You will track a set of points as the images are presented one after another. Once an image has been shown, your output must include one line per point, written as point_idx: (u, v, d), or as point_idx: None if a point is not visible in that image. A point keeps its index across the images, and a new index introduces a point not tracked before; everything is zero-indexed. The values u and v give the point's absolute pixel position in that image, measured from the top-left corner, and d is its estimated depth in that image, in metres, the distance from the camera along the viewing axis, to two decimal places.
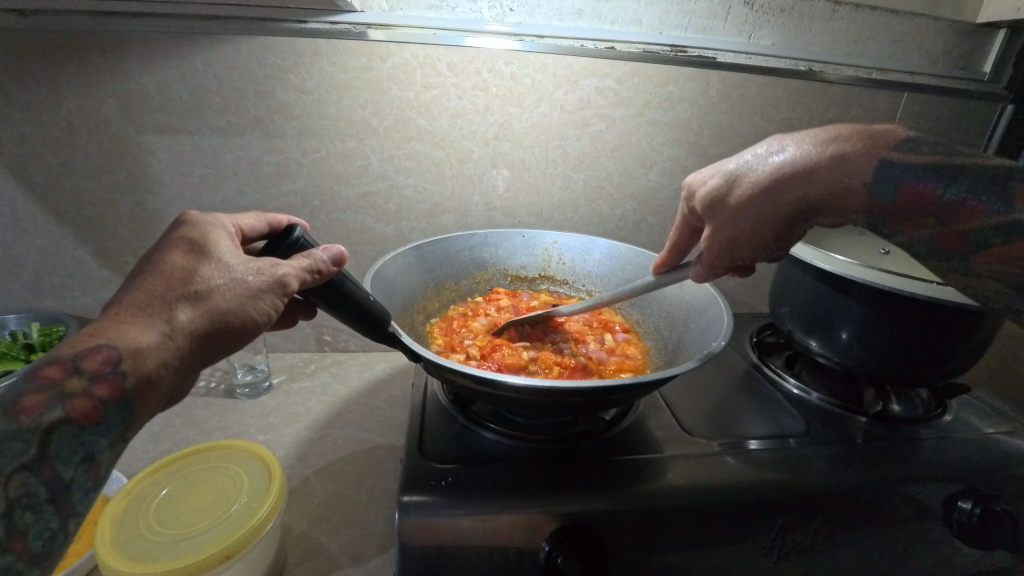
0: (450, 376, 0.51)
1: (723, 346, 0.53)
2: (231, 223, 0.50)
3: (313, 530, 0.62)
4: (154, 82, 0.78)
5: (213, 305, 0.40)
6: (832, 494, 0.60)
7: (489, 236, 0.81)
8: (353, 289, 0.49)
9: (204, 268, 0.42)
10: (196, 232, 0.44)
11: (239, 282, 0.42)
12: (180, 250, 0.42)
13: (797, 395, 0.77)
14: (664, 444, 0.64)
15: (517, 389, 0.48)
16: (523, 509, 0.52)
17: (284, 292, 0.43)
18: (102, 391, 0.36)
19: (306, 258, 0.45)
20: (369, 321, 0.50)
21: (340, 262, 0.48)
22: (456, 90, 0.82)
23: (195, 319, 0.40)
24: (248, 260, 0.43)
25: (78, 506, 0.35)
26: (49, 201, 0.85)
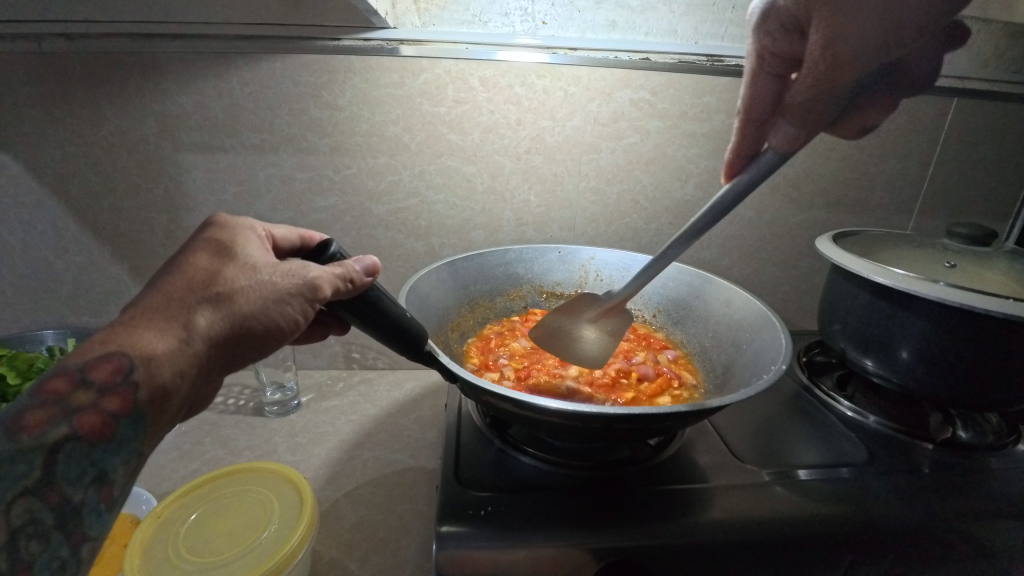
0: (488, 399, 0.49)
1: (784, 370, 0.50)
2: (261, 228, 0.48)
3: (342, 557, 0.60)
4: (190, 101, 0.79)
5: (234, 309, 0.39)
6: (900, 529, 0.55)
7: (524, 252, 0.79)
8: (389, 306, 0.47)
9: (229, 269, 0.40)
10: (225, 233, 0.43)
11: (265, 285, 0.40)
12: (205, 250, 0.41)
13: (853, 418, 0.72)
14: (713, 473, 0.60)
15: (562, 415, 0.45)
16: (563, 542, 0.49)
17: (312, 297, 0.41)
18: (112, 405, 0.34)
19: (339, 266, 0.43)
20: (404, 338, 0.48)
21: (373, 272, 0.46)
22: (488, 104, 0.81)
23: (215, 324, 0.38)
24: (276, 264, 0.42)
25: (90, 530, 0.33)
26: (88, 219, 0.86)
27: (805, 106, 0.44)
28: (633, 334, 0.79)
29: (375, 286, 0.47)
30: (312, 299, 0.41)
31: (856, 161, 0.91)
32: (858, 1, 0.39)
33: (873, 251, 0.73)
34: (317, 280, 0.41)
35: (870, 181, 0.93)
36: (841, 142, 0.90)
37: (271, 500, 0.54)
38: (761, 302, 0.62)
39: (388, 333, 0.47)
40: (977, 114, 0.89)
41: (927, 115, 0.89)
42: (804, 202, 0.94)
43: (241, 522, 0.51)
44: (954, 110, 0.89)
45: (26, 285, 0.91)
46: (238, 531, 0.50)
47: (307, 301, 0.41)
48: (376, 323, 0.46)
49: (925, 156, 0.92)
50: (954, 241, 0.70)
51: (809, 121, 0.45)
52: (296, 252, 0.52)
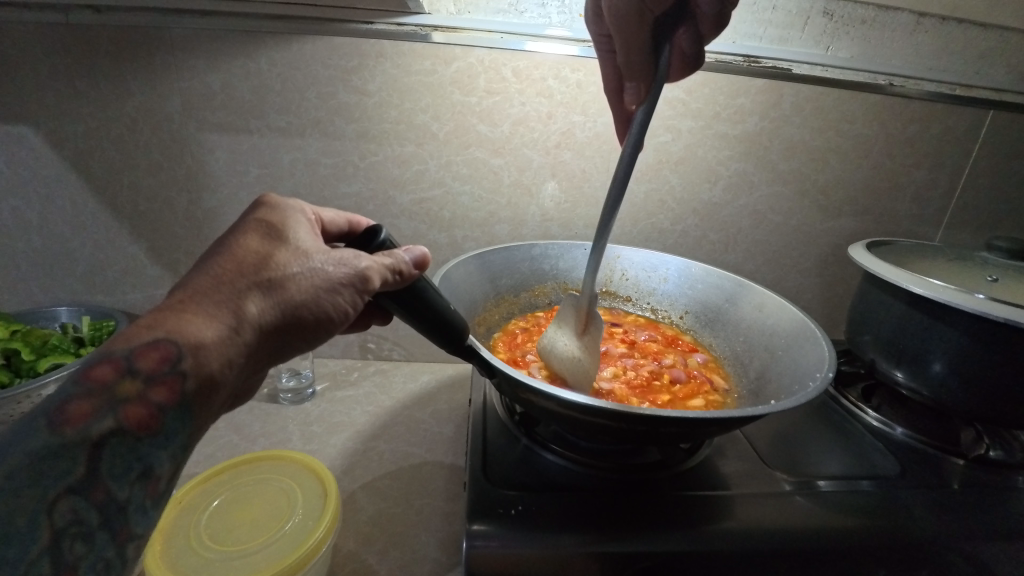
0: (527, 396, 0.47)
1: (828, 379, 0.48)
2: (310, 211, 0.47)
3: (360, 551, 0.58)
4: (217, 80, 0.77)
5: (286, 296, 0.38)
6: (935, 546, 0.53)
7: (550, 248, 0.77)
8: (434, 298, 0.46)
9: (280, 254, 0.39)
10: (274, 215, 0.42)
11: (317, 272, 0.39)
12: (255, 232, 0.40)
13: (879, 429, 0.71)
14: (742, 480, 0.59)
15: (605, 416, 0.44)
16: (599, 547, 0.47)
17: (363, 288, 0.40)
18: (158, 396, 0.33)
19: (387, 256, 0.42)
20: (446, 331, 0.46)
21: (421, 265, 0.45)
22: (520, 96, 0.79)
23: (266, 311, 0.37)
24: (327, 250, 0.41)
25: (136, 528, 0.32)
26: (108, 196, 0.85)
27: (631, 71, 0.62)
28: (660, 336, 0.77)
29: (423, 278, 0.46)
30: (363, 289, 0.41)
31: (888, 170, 0.90)
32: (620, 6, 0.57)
33: (909, 261, 0.72)
34: (367, 270, 0.41)
35: (900, 190, 0.92)
36: (874, 150, 0.88)
37: (295, 491, 0.52)
38: (799, 308, 0.61)
39: (430, 325, 0.46)
40: (1013, 127, 0.88)
41: (963, 126, 0.87)
42: (832, 209, 0.92)
43: (264, 511, 0.50)
44: (990, 123, 0.87)
45: (41, 260, 0.90)
46: (262, 520, 0.49)
47: (357, 292, 0.40)
48: (422, 316, 0.45)
49: (958, 168, 0.91)
50: (994, 254, 0.69)
51: (643, 79, 0.61)
52: (342, 237, 0.51)
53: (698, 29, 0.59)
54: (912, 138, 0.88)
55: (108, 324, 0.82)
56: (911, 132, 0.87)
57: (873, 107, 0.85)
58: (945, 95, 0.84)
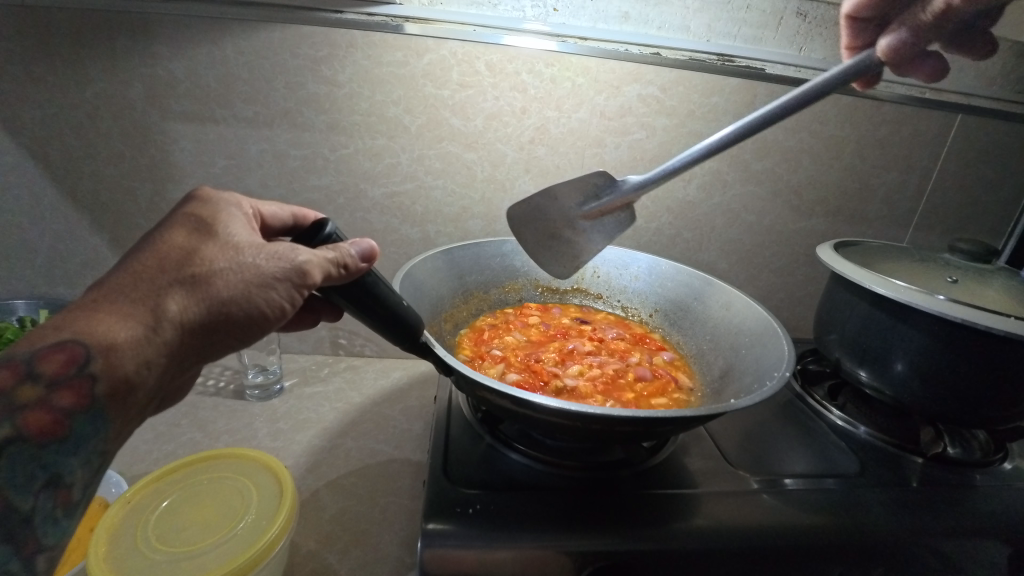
0: (483, 394, 0.47)
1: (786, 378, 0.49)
2: (250, 205, 0.46)
3: (321, 550, 0.58)
4: (182, 67, 0.75)
5: (212, 293, 0.37)
6: (890, 544, 0.54)
7: (521, 244, 0.77)
8: (386, 293, 0.45)
9: (209, 249, 0.38)
10: (204, 208, 0.41)
11: (248, 268, 0.38)
12: (182, 227, 0.38)
13: (843, 427, 0.72)
14: (705, 479, 0.59)
15: (560, 414, 0.43)
16: (554, 547, 0.47)
17: (301, 282, 0.39)
18: (64, 400, 0.33)
19: (331, 249, 0.41)
20: (399, 327, 0.45)
21: (369, 258, 0.44)
22: (493, 90, 0.78)
23: (191, 309, 0.36)
24: (261, 245, 0.39)
25: (44, 539, 0.32)
26: (68, 186, 0.82)
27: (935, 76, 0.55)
28: (629, 334, 0.78)
29: (374, 274, 0.45)
30: (300, 284, 0.39)
31: (859, 171, 0.91)
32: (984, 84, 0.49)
33: (873, 262, 0.73)
34: (306, 263, 0.39)
35: (871, 191, 0.93)
36: (846, 151, 0.89)
37: (249, 490, 0.51)
38: (763, 307, 0.61)
39: (382, 321, 0.45)
40: (980, 130, 0.89)
41: (931, 128, 0.88)
42: (804, 209, 0.93)
43: (217, 509, 0.49)
44: (957, 126, 0.88)
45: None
46: (214, 519, 0.48)
47: (294, 287, 0.39)
48: (373, 313, 0.45)
49: (926, 170, 0.92)
50: (957, 256, 0.70)
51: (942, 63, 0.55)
52: (287, 230, 0.51)
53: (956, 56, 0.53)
54: (884, 140, 0.89)
55: None
56: (883, 134, 0.88)
57: (845, 108, 0.86)
58: (914, 98, 0.85)
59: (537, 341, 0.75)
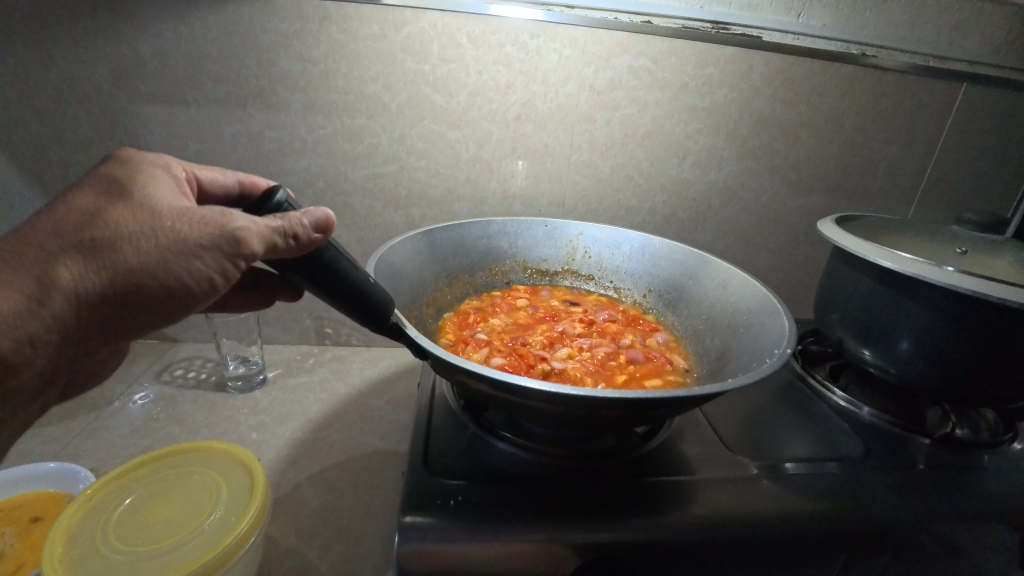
0: (457, 376, 0.44)
1: (787, 355, 0.45)
2: (180, 169, 0.45)
3: (301, 546, 0.55)
4: (148, 46, 0.71)
5: (112, 261, 0.36)
6: (897, 529, 0.51)
7: (507, 226, 0.74)
8: (347, 270, 0.41)
9: (118, 213, 0.38)
10: (131, 172, 0.41)
11: (161, 236, 0.37)
12: (95, 190, 0.39)
13: (846, 409, 0.69)
14: (701, 465, 0.56)
15: (540, 396, 0.40)
16: (537, 539, 0.44)
17: (235, 252, 0.38)
18: None
19: (279, 218, 0.38)
20: (366, 309, 0.42)
21: (326, 227, 0.40)
22: (476, 64, 0.75)
23: (85, 279, 0.36)
24: (181, 211, 0.38)
25: None
26: (34, 174, 0.78)
27: None
28: (621, 316, 0.75)
29: (330, 246, 0.42)
30: (235, 254, 0.38)
31: (859, 145, 0.87)
32: None
33: (877, 236, 0.70)
34: (242, 231, 0.37)
35: (872, 166, 0.90)
36: (846, 124, 0.85)
37: (218, 486, 0.48)
38: (760, 283, 0.58)
39: (345, 300, 0.41)
40: (987, 101, 0.86)
41: (934, 99, 0.85)
42: (803, 185, 0.90)
43: (184, 507, 0.46)
44: (962, 96, 0.85)
45: None
46: (178, 517, 0.45)
47: (224, 256, 0.38)
48: (330, 289, 0.41)
49: (929, 143, 0.88)
50: (965, 225, 0.68)
51: None
52: (231, 198, 0.50)
53: None
54: (885, 112, 0.85)
55: None
56: (884, 106, 0.85)
57: (845, 78, 0.82)
58: (918, 66, 0.82)
59: (525, 324, 0.72)
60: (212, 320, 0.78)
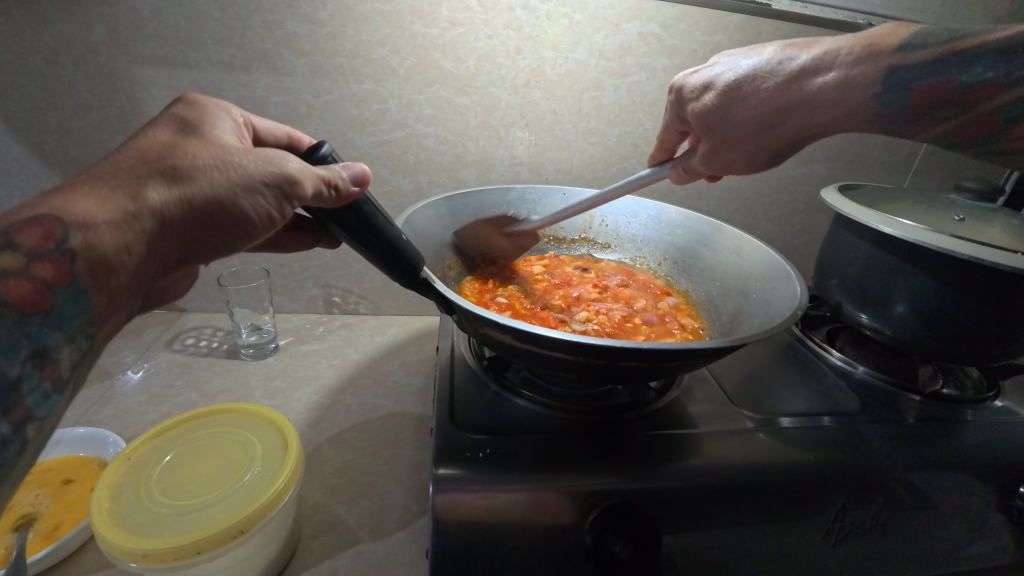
0: (478, 329, 0.46)
1: (801, 316, 0.48)
2: (239, 114, 0.49)
3: (327, 501, 0.57)
4: (147, 5, 0.69)
5: (193, 187, 0.39)
6: (892, 475, 0.55)
7: (525, 193, 0.76)
8: (385, 227, 0.45)
9: (195, 147, 0.41)
10: (200, 115, 0.44)
11: (234, 168, 0.40)
12: (169, 127, 0.42)
13: (842, 368, 0.73)
14: (709, 420, 0.59)
15: (567, 347, 0.42)
16: (565, 486, 0.47)
17: (291, 190, 0.40)
18: (44, 272, 0.34)
19: (324, 169, 0.42)
20: (399, 263, 0.45)
21: (362, 183, 0.45)
22: (485, 28, 0.74)
23: (169, 199, 0.38)
24: (248, 150, 0.41)
25: (36, 411, 0.34)
26: (32, 140, 0.76)
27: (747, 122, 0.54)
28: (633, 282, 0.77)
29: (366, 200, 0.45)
30: (288, 194, 0.40)
31: None
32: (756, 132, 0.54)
33: (879, 203, 0.72)
34: (298, 172, 0.40)
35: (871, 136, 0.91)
36: None
37: (251, 445, 0.50)
38: (774, 250, 0.60)
39: (378, 252, 0.45)
40: None
41: None
42: (804, 154, 0.91)
43: (220, 464, 0.48)
44: None
45: None
46: (217, 473, 0.47)
47: (283, 194, 0.40)
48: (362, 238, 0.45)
49: None
50: (964, 194, 0.71)
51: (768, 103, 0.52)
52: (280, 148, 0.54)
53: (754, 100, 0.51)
54: None
55: None
56: None
57: None
58: None
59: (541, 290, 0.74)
60: (223, 287, 0.78)
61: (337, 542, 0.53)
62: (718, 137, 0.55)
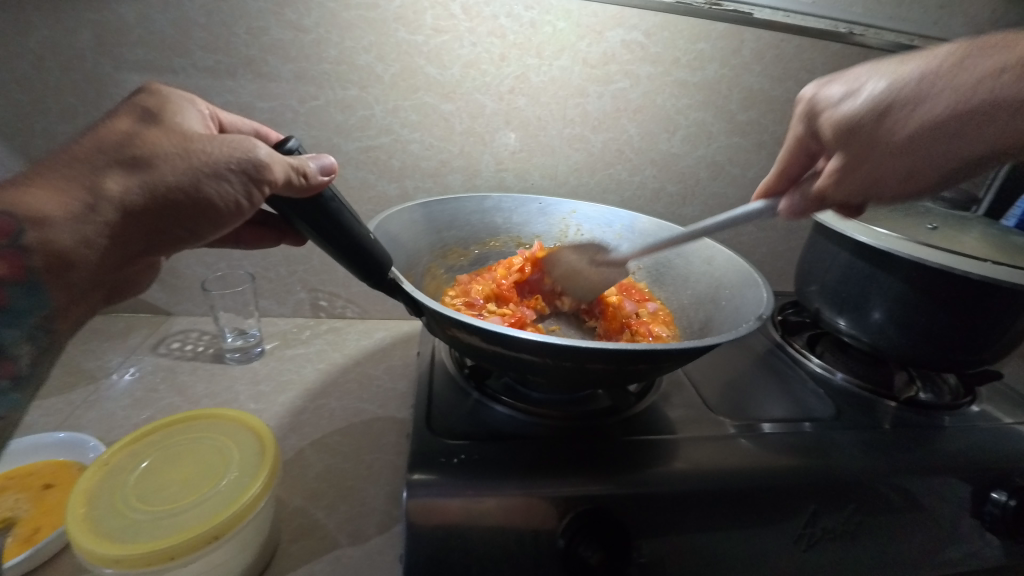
0: (447, 331, 0.47)
1: (766, 319, 0.49)
2: (205, 107, 0.50)
3: (307, 506, 0.58)
4: (133, 12, 0.69)
5: (152, 176, 0.40)
6: (864, 481, 0.56)
7: (500, 200, 0.77)
8: (347, 221, 0.45)
9: (155, 136, 0.42)
10: (162, 105, 0.46)
11: (193, 156, 0.41)
12: (131, 118, 0.43)
13: (821, 374, 0.74)
14: (685, 426, 0.60)
15: (527, 347, 0.43)
16: (537, 491, 0.48)
17: (251, 177, 0.41)
18: (0, 268, 0.36)
19: (292, 157, 0.43)
20: (363, 259, 0.46)
21: (330, 174, 0.45)
22: (470, 36, 0.74)
23: (131, 190, 0.39)
24: (210, 138, 0.42)
25: None
26: (18, 144, 0.76)
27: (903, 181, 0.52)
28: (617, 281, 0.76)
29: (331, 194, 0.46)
30: (256, 179, 0.41)
31: None
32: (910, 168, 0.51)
33: (856, 210, 0.73)
34: (266, 159, 0.41)
35: None
36: None
37: (229, 451, 0.50)
38: (744, 260, 0.62)
39: (346, 250, 0.45)
40: None
41: None
42: None
43: (197, 471, 0.48)
44: None
45: None
46: (194, 480, 0.47)
47: (247, 179, 0.41)
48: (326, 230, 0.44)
49: None
50: (940, 204, 0.72)
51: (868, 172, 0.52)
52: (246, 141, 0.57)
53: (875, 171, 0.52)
54: None
55: None
56: None
57: (832, 56, 0.84)
58: (901, 45, 0.84)
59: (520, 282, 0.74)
60: (208, 292, 0.79)
61: (315, 546, 0.54)
62: (859, 156, 0.52)
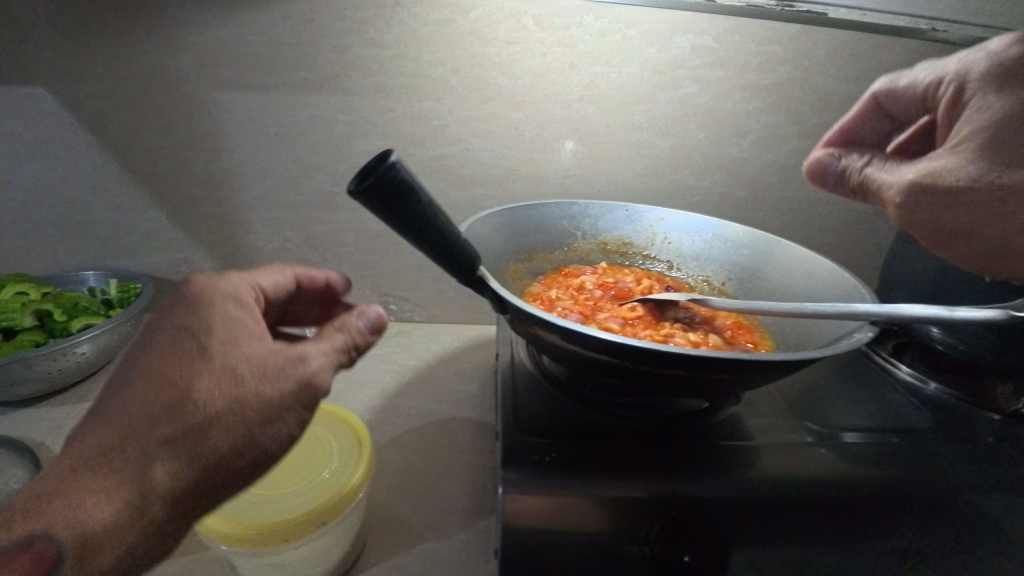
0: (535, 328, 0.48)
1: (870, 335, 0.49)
2: (246, 283, 0.47)
3: (389, 500, 0.60)
4: (231, 34, 0.75)
5: (263, 380, 0.38)
6: (971, 495, 0.53)
7: (589, 207, 0.77)
8: (446, 226, 0.41)
9: (241, 360, 0.38)
10: (206, 313, 0.40)
11: (286, 391, 0.39)
12: (187, 352, 0.38)
13: (912, 383, 0.70)
14: (773, 431, 0.58)
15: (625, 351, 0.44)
16: (631, 491, 0.48)
17: (348, 351, 0.43)
18: (163, 487, 0.36)
19: (343, 335, 0.43)
20: (460, 266, 0.43)
21: (380, 325, 0.45)
22: (541, 46, 0.76)
23: (243, 415, 0.38)
24: (289, 349, 0.40)
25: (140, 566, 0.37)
26: (126, 158, 0.83)
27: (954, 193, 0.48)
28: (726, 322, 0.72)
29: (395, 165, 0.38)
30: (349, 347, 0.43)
31: None
32: (986, 214, 0.47)
33: None
34: (323, 367, 0.41)
35: None
36: None
37: (329, 445, 0.52)
38: (848, 276, 0.59)
39: (444, 257, 0.42)
40: None
41: None
42: None
43: (299, 459, 0.51)
44: None
45: (60, 225, 0.88)
46: (298, 468, 0.50)
47: (344, 350, 0.43)
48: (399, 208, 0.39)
49: None
50: None
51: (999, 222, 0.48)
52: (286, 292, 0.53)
53: (979, 223, 0.48)
54: None
55: (133, 287, 0.83)
56: None
57: (911, 54, 0.81)
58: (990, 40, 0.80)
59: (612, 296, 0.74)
60: None
61: (402, 539, 0.55)
62: (968, 213, 0.48)
